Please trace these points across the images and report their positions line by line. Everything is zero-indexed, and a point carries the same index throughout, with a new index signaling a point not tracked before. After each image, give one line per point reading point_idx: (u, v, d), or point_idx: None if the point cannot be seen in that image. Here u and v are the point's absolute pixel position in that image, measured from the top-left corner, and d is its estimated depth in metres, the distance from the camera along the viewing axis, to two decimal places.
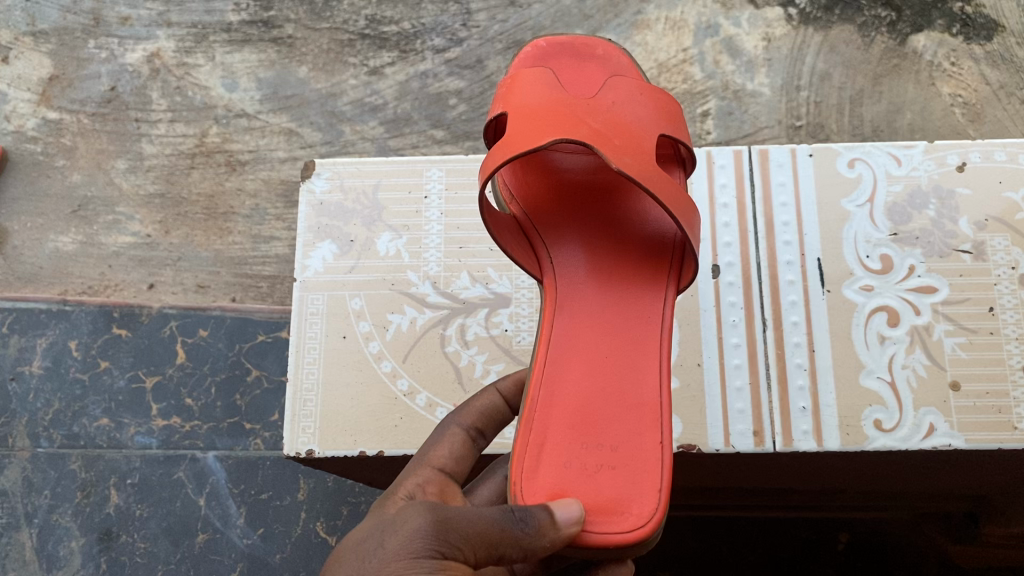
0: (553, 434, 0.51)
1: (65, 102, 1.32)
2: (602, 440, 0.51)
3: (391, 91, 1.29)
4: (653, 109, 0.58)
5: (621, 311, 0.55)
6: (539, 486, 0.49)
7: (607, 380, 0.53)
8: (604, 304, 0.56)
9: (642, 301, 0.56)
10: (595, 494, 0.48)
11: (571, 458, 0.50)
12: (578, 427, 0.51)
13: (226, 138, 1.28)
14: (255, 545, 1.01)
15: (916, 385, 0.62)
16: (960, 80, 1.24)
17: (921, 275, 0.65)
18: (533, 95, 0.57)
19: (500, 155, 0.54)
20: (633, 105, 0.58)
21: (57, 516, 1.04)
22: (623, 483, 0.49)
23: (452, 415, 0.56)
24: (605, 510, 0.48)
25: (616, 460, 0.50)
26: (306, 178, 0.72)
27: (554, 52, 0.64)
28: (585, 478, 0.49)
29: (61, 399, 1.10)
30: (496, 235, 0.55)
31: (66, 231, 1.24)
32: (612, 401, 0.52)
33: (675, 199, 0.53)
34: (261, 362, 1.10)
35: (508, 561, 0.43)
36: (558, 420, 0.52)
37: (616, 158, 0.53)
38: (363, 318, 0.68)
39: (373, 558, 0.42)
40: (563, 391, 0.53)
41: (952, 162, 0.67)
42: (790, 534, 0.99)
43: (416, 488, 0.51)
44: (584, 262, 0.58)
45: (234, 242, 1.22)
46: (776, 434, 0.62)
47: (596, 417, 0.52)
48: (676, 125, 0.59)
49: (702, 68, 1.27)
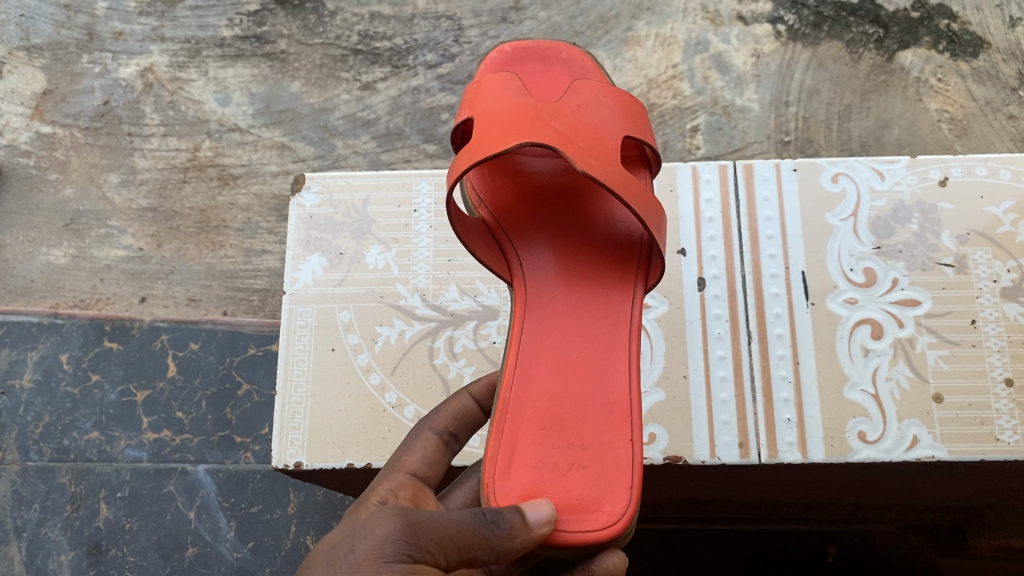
0: (525, 434, 0.52)
1: (58, 116, 1.32)
2: (573, 439, 0.52)
3: (383, 106, 1.30)
4: (617, 112, 0.60)
5: (590, 310, 0.56)
6: (511, 486, 0.50)
7: (577, 380, 0.54)
8: (574, 305, 0.57)
9: (611, 301, 0.57)
10: (567, 493, 0.49)
11: (542, 457, 0.51)
12: (549, 426, 0.52)
13: (219, 152, 1.29)
14: (245, 559, 1.01)
15: (899, 397, 0.63)
16: (947, 96, 1.25)
17: (904, 288, 0.65)
18: (499, 100, 0.58)
19: (467, 159, 0.54)
20: (599, 109, 0.59)
21: (46, 530, 1.04)
22: (595, 481, 0.50)
23: (424, 421, 0.57)
24: (577, 508, 0.48)
25: (588, 459, 0.51)
26: (296, 192, 0.72)
27: (519, 58, 0.65)
28: (558, 477, 0.50)
29: (51, 412, 1.09)
30: (466, 238, 0.56)
31: (58, 244, 1.24)
32: (582, 400, 0.53)
33: (642, 200, 0.54)
34: (252, 376, 1.10)
35: (480, 563, 0.44)
36: (529, 420, 0.52)
37: (581, 161, 0.54)
38: (352, 331, 0.68)
39: (344, 564, 0.42)
40: (534, 391, 0.53)
41: (934, 176, 0.68)
42: (779, 546, 0.99)
43: (388, 492, 0.51)
44: (553, 264, 0.59)
45: (226, 255, 1.22)
46: (761, 445, 0.63)
47: (566, 417, 0.52)
48: (641, 128, 0.60)
49: (691, 84, 1.28)
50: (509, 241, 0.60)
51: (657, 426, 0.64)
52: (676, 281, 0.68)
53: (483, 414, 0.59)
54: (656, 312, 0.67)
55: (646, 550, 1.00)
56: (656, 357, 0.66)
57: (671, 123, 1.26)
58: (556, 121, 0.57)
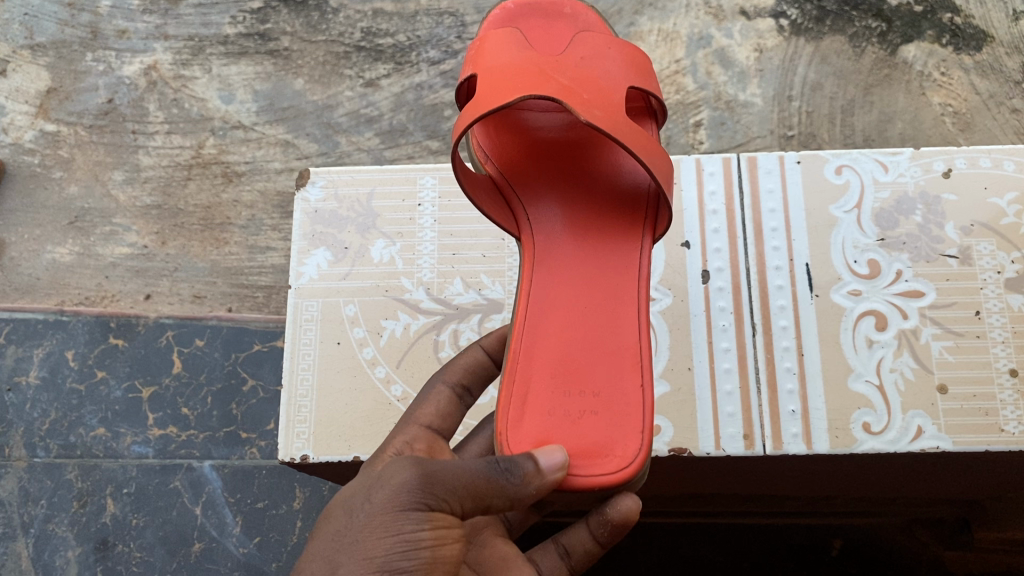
0: (537, 382, 0.52)
1: (62, 114, 1.33)
2: (583, 387, 0.52)
3: (386, 102, 1.30)
4: (618, 65, 0.60)
5: (598, 260, 0.57)
6: (525, 434, 0.50)
7: (586, 329, 0.54)
8: (582, 255, 0.57)
9: (617, 251, 0.57)
10: (577, 439, 0.49)
11: (554, 405, 0.51)
12: (559, 375, 0.52)
13: (223, 150, 1.29)
14: (251, 554, 1.01)
15: (904, 389, 0.63)
16: (950, 90, 1.25)
17: (909, 279, 0.65)
18: (504, 61, 0.59)
19: (473, 116, 0.54)
20: (601, 65, 0.60)
21: (53, 526, 1.04)
22: (606, 427, 0.50)
23: (440, 373, 0.58)
24: (588, 454, 0.49)
25: (598, 404, 0.51)
26: (301, 186, 0.72)
27: (522, 15, 0.64)
28: (569, 424, 0.50)
29: (58, 409, 1.10)
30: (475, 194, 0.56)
31: (63, 242, 1.25)
32: (592, 349, 0.53)
33: (646, 152, 0.54)
34: (258, 371, 1.10)
35: (495, 509, 0.44)
36: (541, 369, 0.52)
37: (587, 113, 0.54)
38: (357, 324, 0.68)
39: (361, 513, 0.44)
40: (543, 342, 0.53)
41: (938, 168, 0.68)
42: (784, 541, 0.99)
43: (404, 444, 0.53)
44: (560, 218, 0.59)
45: (230, 252, 1.22)
46: (766, 437, 0.63)
47: (576, 366, 0.53)
48: (644, 80, 0.61)
49: (694, 79, 1.29)
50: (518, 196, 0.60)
51: (661, 418, 0.64)
52: (681, 274, 0.68)
53: (498, 366, 0.58)
54: (660, 304, 0.67)
55: (650, 545, 0.99)
56: (660, 350, 0.66)
57: (675, 118, 1.27)
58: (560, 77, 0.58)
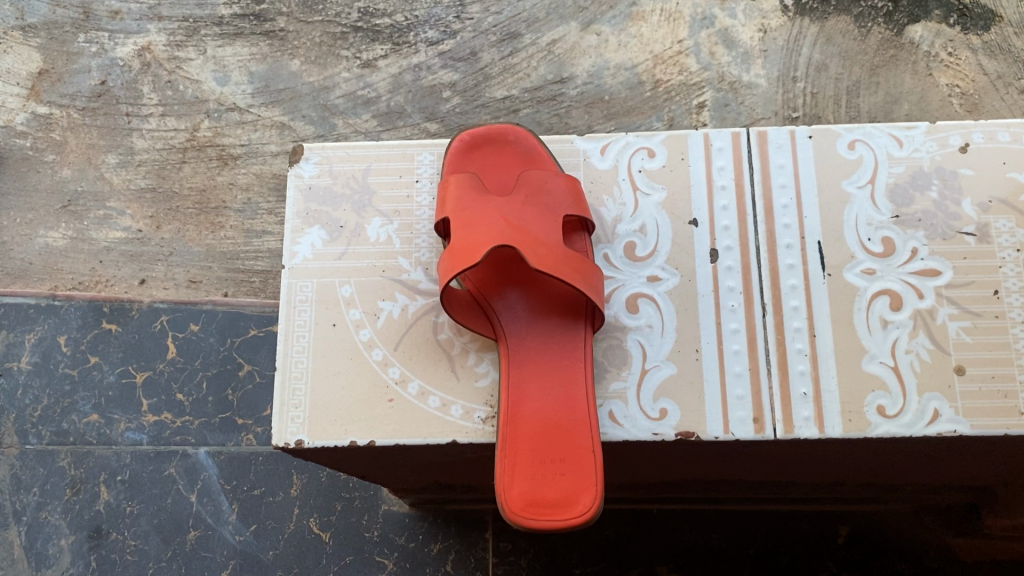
0: (519, 453, 0.59)
1: (54, 96, 1.30)
2: (558, 449, 0.59)
3: (384, 84, 1.28)
4: (561, 194, 0.65)
5: (556, 342, 0.63)
6: (514, 495, 0.58)
7: (556, 395, 0.61)
8: (545, 339, 0.63)
9: (567, 330, 0.63)
10: (548, 492, 0.58)
11: (533, 467, 0.58)
12: (539, 438, 0.59)
13: (218, 132, 1.27)
14: (247, 542, 0.98)
15: (919, 370, 0.61)
16: (958, 70, 1.22)
17: (925, 258, 0.63)
18: (461, 199, 0.64)
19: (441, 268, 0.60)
20: (545, 196, 0.65)
21: (46, 514, 1.02)
22: (569, 481, 0.58)
23: None
24: (558, 505, 0.57)
25: (565, 462, 0.58)
26: (294, 163, 0.70)
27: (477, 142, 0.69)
28: (543, 481, 0.58)
29: (50, 395, 1.07)
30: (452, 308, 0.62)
31: (56, 226, 1.22)
32: (561, 412, 0.60)
33: (586, 275, 0.61)
34: (253, 357, 1.08)
35: None
36: (521, 438, 0.59)
37: (535, 254, 0.60)
38: (353, 306, 0.66)
39: None
40: (524, 408, 0.60)
41: (954, 143, 0.66)
42: (790, 528, 0.95)
43: None
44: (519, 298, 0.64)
45: (226, 236, 1.20)
46: (777, 421, 0.61)
47: (552, 429, 0.60)
48: (582, 204, 0.65)
49: (698, 59, 1.26)
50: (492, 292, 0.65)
51: (669, 401, 0.62)
52: (688, 252, 0.65)
53: None
54: (667, 284, 0.65)
55: (653, 533, 0.96)
56: (667, 331, 0.64)
57: (677, 99, 1.24)
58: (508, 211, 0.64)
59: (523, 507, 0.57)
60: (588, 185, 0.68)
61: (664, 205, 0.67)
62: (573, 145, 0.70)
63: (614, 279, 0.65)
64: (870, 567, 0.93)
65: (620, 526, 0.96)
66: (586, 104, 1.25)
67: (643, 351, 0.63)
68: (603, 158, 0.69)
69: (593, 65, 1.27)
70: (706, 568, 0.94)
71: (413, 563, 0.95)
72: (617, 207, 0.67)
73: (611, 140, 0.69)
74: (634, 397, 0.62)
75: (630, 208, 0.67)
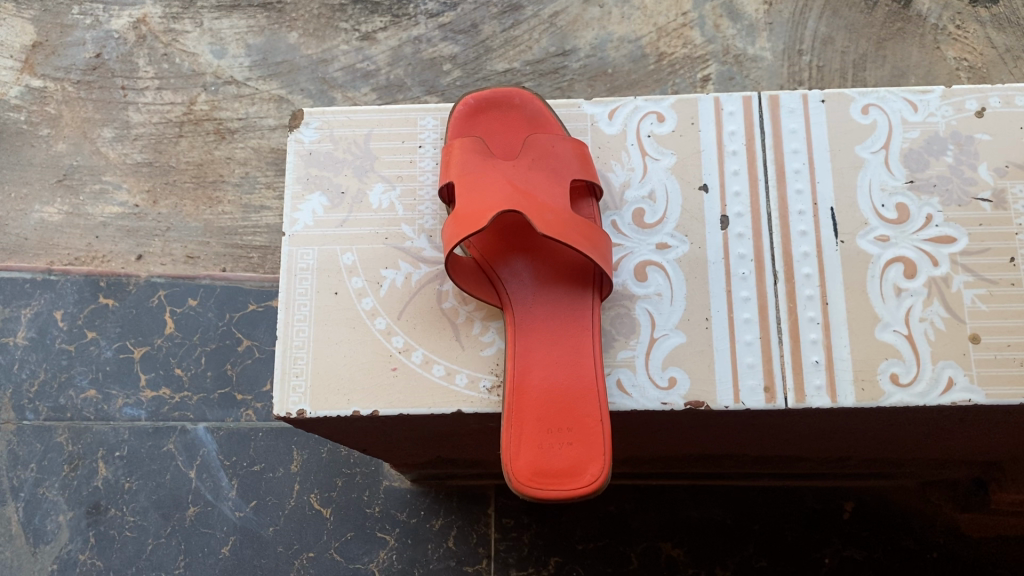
0: (526, 422, 0.58)
1: (49, 69, 1.27)
2: (564, 417, 0.58)
3: (383, 57, 1.26)
4: (567, 159, 0.64)
5: (563, 309, 0.61)
6: (520, 464, 0.57)
7: (563, 363, 0.59)
8: (551, 306, 0.62)
9: (575, 298, 0.62)
10: (555, 462, 0.57)
11: (540, 436, 0.57)
12: (546, 406, 0.58)
13: (215, 106, 1.25)
14: (247, 518, 0.97)
15: (934, 338, 0.60)
16: (966, 43, 1.20)
17: (939, 225, 0.62)
18: (465, 164, 0.63)
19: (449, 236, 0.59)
20: (551, 161, 0.63)
21: (44, 490, 1.00)
22: (576, 450, 0.57)
23: None
24: (565, 475, 0.56)
25: (573, 431, 0.57)
26: (294, 127, 0.68)
27: (482, 107, 0.68)
28: (550, 450, 0.57)
29: (47, 370, 1.06)
30: (458, 279, 0.60)
31: (51, 201, 1.20)
32: (568, 380, 0.59)
33: (594, 241, 0.60)
34: (253, 332, 1.06)
35: None
36: (528, 406, 0.58)
37: (541, 219, 0.59)
38: (356, 274, 0.65)
39: None
40: (530, 376, 0.59)
41: (971, 107, 0.65)
42: (794, 504, 0.94)
43: None
44: (528, 267, 0.63)
45: (224, 211, 1.18)
46: (788, 390, 0.60)
47: (558, 398, 0.58)
48: (589, 169, 0.64)
49: (702, 32, 1.24)
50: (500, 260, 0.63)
51: (678, 370, 0.61)
52: (698, 219, 0.64)
53: None
54: (677, 252, 0.63)
55: (656, 510, 0.94)
56: (676, 299, 0.62)
57: (681, 72, 1.21)
58: (514, 177, 0.63)
59: (531, 477, 0.56)
60: (596, 151, 0.67)
61: (673, 170, 0.65)
62: (580, 110, 0.68)
63: (623, 246, 0.64)
64: (874, 543, 0.92)
65: (624, 501, 0.94)
66: (589, 77, 1.23)
67: (651, 320, 0.62)
68: (611, 123, 0.67)
69: (596, 37, 1.25)
70: (710, 543, 0.92)
71: (414, 539, 0.94)
72: (625, 172, 0.66)
73: (619, 104, 0.67)
74: (643, 366, 0.61)
75: (638, 174, 0.66)
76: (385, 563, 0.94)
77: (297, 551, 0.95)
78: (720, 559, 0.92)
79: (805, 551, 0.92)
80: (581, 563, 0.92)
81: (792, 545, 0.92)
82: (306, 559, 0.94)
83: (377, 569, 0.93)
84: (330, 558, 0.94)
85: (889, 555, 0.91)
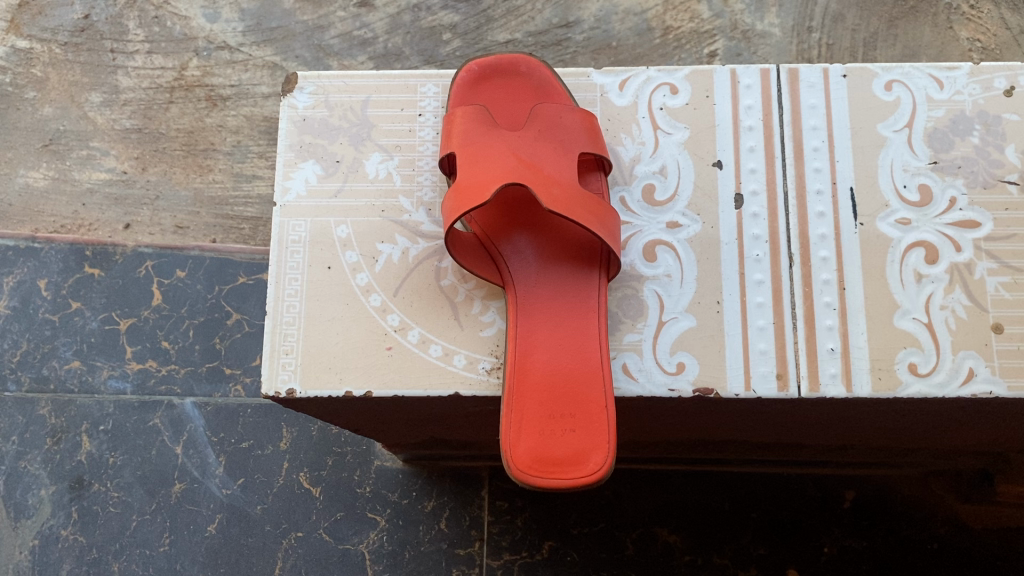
0: (528, 406, 0.55)
1: (35, 30, 1.23)
2: (567, 402, 0.55)
3: (381, 24, 1.22)
4: (575, 131, 0.60)
5: (567, 289, 0.58)
6: (520, 451, 0.54)
7: (568, 346, 0.57)
8: (556, 285, 0.59)
9: (579, 278, 0.59)
10: (557, 449, 0.54)
11: (542, 421, 0.55)
12: (549, 390, 0.56)
13: (207, 72, 1.21)
14: (234, 495, 0.94)
15: (954, 327, 0.57)
16: (979, 24, 1.17)
17: (963, 209, 0.59)
18: (467, 135, 0.60)
19: (453, 208, 0.56)
20: (558, 132, 0.60)
21: (25, 463, 0.97)
22: (579, 437, 0.54)
23: None
24: (567, 463, 0.54)
25: (576, 417, 0.55)
26: (287, 92, 0.65)
27: (486, 76, 0.65)
28: (551, 437, 0.54)
29: (29, 341, 1.02)
30: (460, 256, 0.58)
31: (36, 166, 1.16)
32: (572, 364, 0.56)
33: (601, 217, 0.57)
34: (242, 305, 1.03)
35: None
36: (531, 390, 0.56)
37: (546, 192, 0.56)
38: (350, 248, 0.62)
39: None
40: (532, 359, 0.56)
41: (999, 86, 0.62)
42: (794, 491, 0.91)
43: None
44: (532, 246, 0.60)
45: (214, 180, 1.15)
46: (801, 378, 0.57)
47: (561, 381, 0.56)
48: (599, 142, 0.61)
49: (710, 6, 1.20)
50: (502, 240, 0.60)
51: (686, 355, 0.58)
52: (711, 197, 0.61)
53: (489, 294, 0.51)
54: (688, 231, 0.60)
55: (653, 495, 0.92)
56: (686, 282, 0.60)
57: (688, 47, 1.18)
58: (518, 148, 0.60)
59: (531, 465, 0.54)
60: (605, 122, 0.64)
61: (685, 145, 0.62)
62: (589, 79, 0.65)
63: (631, 224, 0.61)
64: (874, 533, 0.89)
65: (621, 486, 0.92)
66: (592, 50, 1.19)
67: (660, 302, 0.59)
68: (621, 94, 0.64)
69: (600, 9, 1.21)
70: (708, 531, 0.90)
71: (406, 520, 0.92)
72: (635, 146, 0.63)
73: (630, 74, 0.64)
74: (650, 350, 0.58)
75: (649, 148, 0.63)
76: (375, 545, 0.91)
77: (285, 530, 0.92)
78: (718, 547, 0.89)
79: (804, 540, 0.89)
80: (575, 548, 0.89)
81: (790, 534, 0.90)
82: (294, 538, 0.92)
83: (366, 551, 0.91)
84: (319, 538, 0.92)
85: (889, 545, 0.89)
